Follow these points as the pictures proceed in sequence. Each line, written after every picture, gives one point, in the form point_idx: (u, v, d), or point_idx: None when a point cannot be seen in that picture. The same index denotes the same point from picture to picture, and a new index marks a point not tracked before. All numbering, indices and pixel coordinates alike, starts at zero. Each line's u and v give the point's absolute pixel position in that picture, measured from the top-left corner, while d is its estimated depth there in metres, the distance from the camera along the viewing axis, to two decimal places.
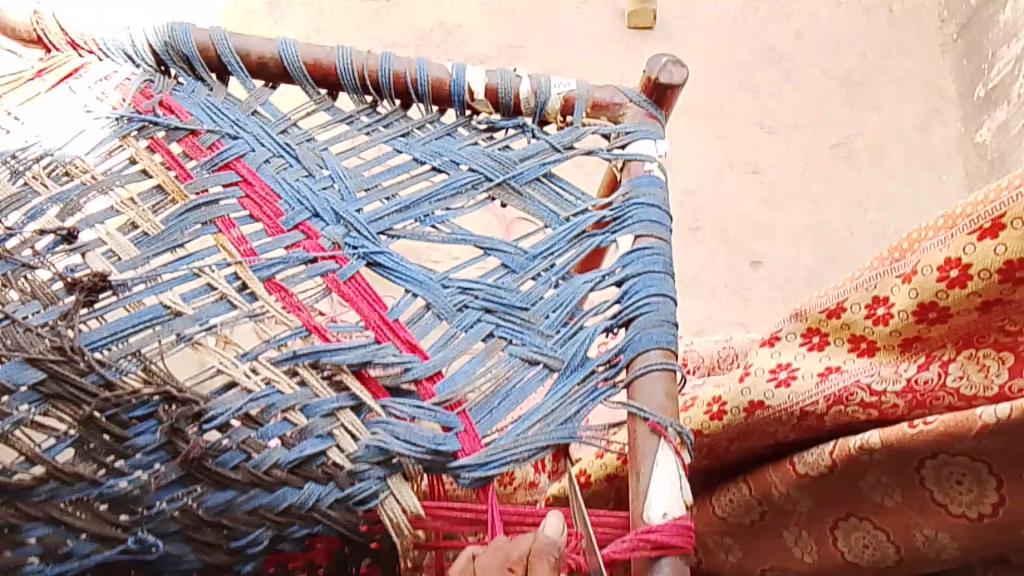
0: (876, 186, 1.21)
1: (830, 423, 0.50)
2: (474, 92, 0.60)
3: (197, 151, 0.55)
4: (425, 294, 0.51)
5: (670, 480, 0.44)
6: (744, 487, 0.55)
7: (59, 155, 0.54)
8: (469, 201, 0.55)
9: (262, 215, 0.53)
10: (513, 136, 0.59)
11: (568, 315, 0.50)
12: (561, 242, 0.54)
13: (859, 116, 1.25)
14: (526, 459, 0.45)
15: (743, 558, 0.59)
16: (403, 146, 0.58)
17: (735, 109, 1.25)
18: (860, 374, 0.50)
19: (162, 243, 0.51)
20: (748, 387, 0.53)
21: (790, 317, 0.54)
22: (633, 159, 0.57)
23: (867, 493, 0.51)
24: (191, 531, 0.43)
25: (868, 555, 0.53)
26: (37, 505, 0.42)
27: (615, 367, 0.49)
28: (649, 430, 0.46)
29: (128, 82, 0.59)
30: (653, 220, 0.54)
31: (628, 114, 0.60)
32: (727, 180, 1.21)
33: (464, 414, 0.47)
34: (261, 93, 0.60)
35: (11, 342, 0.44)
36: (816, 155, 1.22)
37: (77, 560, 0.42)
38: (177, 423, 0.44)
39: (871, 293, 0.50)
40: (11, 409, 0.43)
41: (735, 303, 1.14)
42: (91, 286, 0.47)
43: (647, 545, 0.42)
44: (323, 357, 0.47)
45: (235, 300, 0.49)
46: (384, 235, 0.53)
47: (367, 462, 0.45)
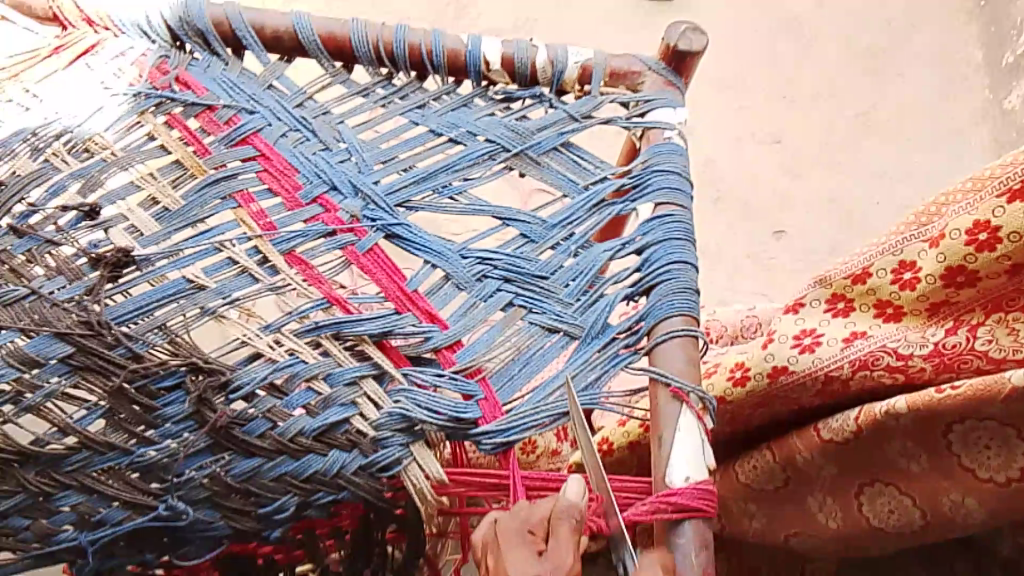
0: (903, 153, 1.19)
1: (856, 388, 0.50)
2: (490, 61, 0.59)
3: (214, 127, 0.55)
4: (445, 264, 0.51)
5: (693, 446, 0.44)
6: (768, 454, 0.55)
7: (79, 132, 0.54)
8: (487, 171, 0.55)
9: (281, 188, 0.53)
10: (530, 106, 0.59)
11: (588, 283, 0.50)
12: (579, 210, 0.53)
13: (884, 85, 1.23)
14: (549, 424, 0.45)
15: (767, 524, 0.59)
16: (420, 117, 0.57)
17: (758, 78, 1.23)
18: (886, 339, 0.49)
19: (184, 219, 0.51)
20: (771, 353, 0.52)
21: (813, 283, 0.53)
22: (653, 128, 0.57)
23: (893, 460, 0.51)
24: (219, 498, 0.44)
25: (892, 519, 0.53)
26: (69, 474, 0.44)
27: (636, 334, 0.48)
28: (670, 395, 0.46)
29: (144, 59, 0.59)
30: (673, 188, 0.54)
31: (646, 83, 0.59)
32: (750, 151, 1.19)
33: (484, 382, 0.47)
34: (277, 67, 0.59)
35: (39, 317, 0.45)
36: (841, 124, 1.20)
37: (109, 527, 0.44)
38: (204, 393, 0.44)
39: (898, 258, 0.49)
40: (41, 381, 0.44)
41: (762, 274, 1.12)
42: (115, 262, 0.48)
43: (669, 507, 0.42)
44: (345, 329, 0.47)
45: (256, 274, 0.49)
46: (402, 207, 0.53)
47: (389, 429, 0.45)
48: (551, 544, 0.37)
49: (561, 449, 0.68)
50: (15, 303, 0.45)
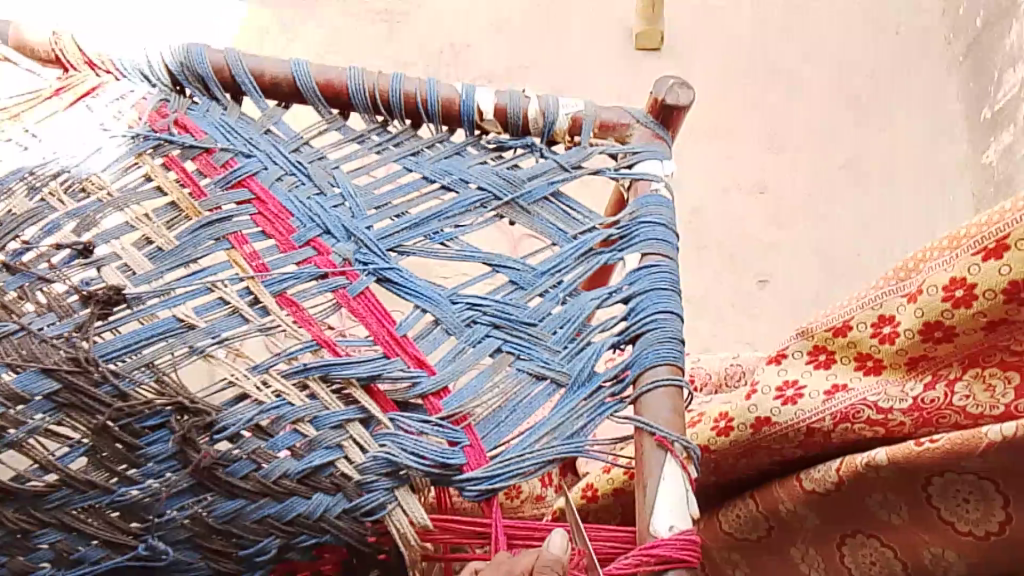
0: (882, 207, 1.22)
1: (837, 440, 0.51)
2: (483, 112, 0.60)
3: (210, 169, 0.56)
4: (435, 309, 0.51)
5: (677, 493, 0.44)
6: (751, 503, 0.56)
7: (76, 172, 0.54)
8: (478, 218, 0.56)
9: (275, 232, 0.53)
10: (521, 155, 0.60)
11: (575, 330, 0.51)
12: (568, 259, 0.54)
13: (867, 137, 1.26)
14: (534, 471, 0.46)
15: (751, 574, 0.60)
16: (414, 164, 0.59)
17: (743, 130, 1.26)
18: (866, 392, 0.50)
19: (176, 258, 0.51)
20: (755, 404, 0.53)
21: (796, 334, 0.54)
22: (640, 179, 0.58)
23: (875, 510, 0.52)
24: (201, 539, 0.45)
25: (874, 572, 0.54)
26: (49, 512, 0.44)
27: (622, 383, 0.49)
28: (655, 444, 0.46)
29: (144, 102, 0.60)
30: (659, 238, 0.55)
31: (635, 135, 0.61)
32: (735, 202, 1.21)
33: (470, 428, 0.47)
34: (275, 113, 0.60)
35: (27, 352, 0.45)
36: (824, 174, 1.23)
37: (88, 564, 0.45)
38: (188, 433, 0.45)
39: (877, 312, 0.50)
40: (26, 417, 0.44)
41: (744, 320, 1.14)
42: (106, 300, 0.48)
43: (651, 560, 0.42)
44: (332, 371, 0.47)
45: (247, 314, 0.49)
46: (394, 251, 0.54)
47: (374, 473, 0.46)
48: None
49: (545, 494, 0.70)
50: (5, 338, 0.45)
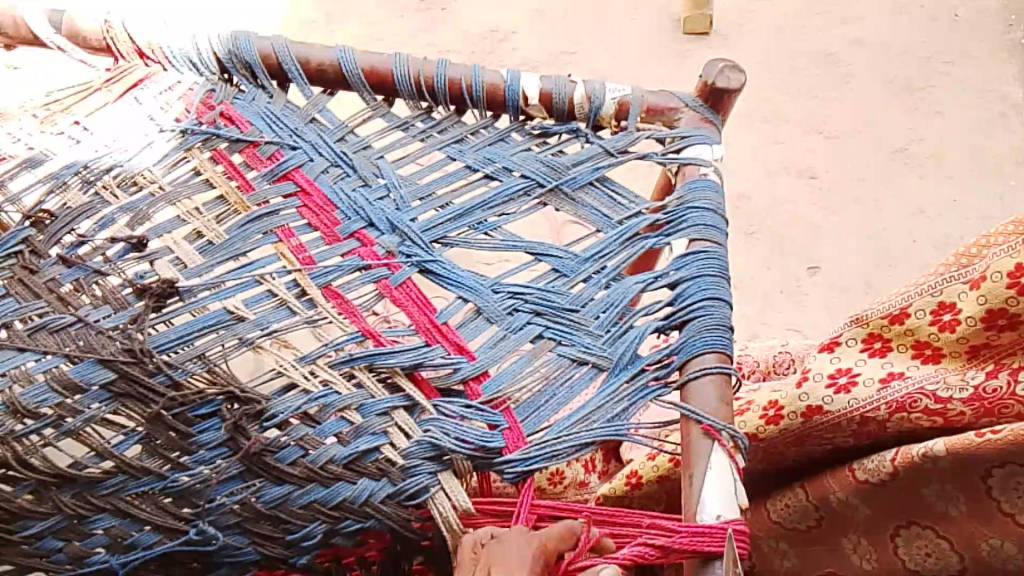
0: (938, 194, 1.17)
1: (893, 430, 0.50)
2: (528, 97, 0.59)
3: (257, 162, 0.56)
4: (476, 299, 0.51)
5: (725, 483, 0.44)
6: (801, 493, 0.55)
7: (128, 167, 0.55)
8: (521, 206, 0.55)
9: (320, 223, 0.53)
10: (566, 141, 0.59)
11: (618, 315, 0.50)
12: (612, 244, 0.53)
13: (923, 121, 1.22)
14: (568, 455, 0.46)
15: (800, 566, 0.59)
16: (457, 152, 0.58)
17: (790, 114, 1.23)
18: (923, 380, 0.48)
19: (225, 252, 0.52)
20: (806, 392, 0.51)
21: (849, 322, 0.53)
22: (689, 164, 0.57)
23: (931, 501, 0.50)
24: (250, 524, 0.45)
25: (929, 564, 0.52)
26: (105, 497, 0.45)
27: (666, 368, 0.48)
28: (702, 433, 0.45)
29: (191, 93, 0.60)
30: (707, 224, 0.54)
31: (682, 120, 0.59)
32: (783, 185, 1.19)
33: (509, 411, 0.47)
34: (319, 100, 0.60)
35: (84, 343, 0.46)
36: (875, 159, 1.20)
37: (140, 550, 0.45)
38: (239, 421, 0.45)
39: (936, 299, 0.49)
40: (83, 406, 0.45)
41: (792, 306, 1.11)
42: (160, 292, 0.49)
43: (709, 541, 0.42)
44: (378, 361, 0.48)
45: (294, 307, 0.50)
46: (438, 243, 0.53)
47: (418, 457, 0.46)
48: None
49: (588, 481, 0.72)
50: (62, 330, 0.47)
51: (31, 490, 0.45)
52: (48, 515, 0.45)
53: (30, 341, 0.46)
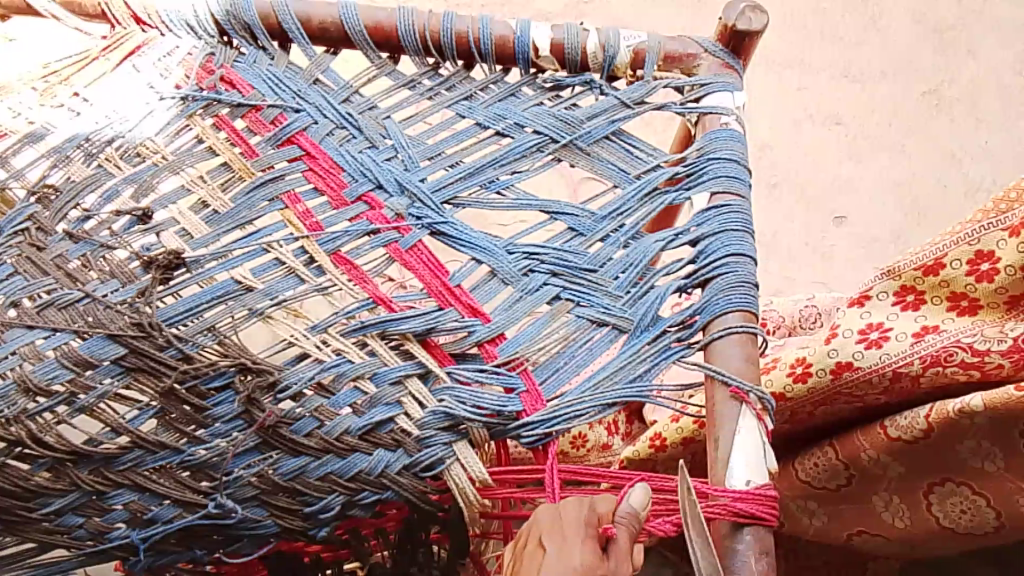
0: (969, 137, 1.14)
1: (927, 385, 0.48)
2: (539, 48, 0.57)
3: (261, 126, 0.54)
4: (491, 260, 0.49)
5: (755, 447, 0.42)
6: (830, 451, 0.54)
7: (131, 137, 0.53)
8: (535, 163, 0.53)
9: (327, 186, 0.52)
10: (580, 94, 0.56)
11: (638, 275, 0.48)
12: (630, 201, 0.51)
13: (952, 61, 1.19)
14: (595, 415, 0.44)
15: (829, 522, 0.59)
16: (466, 110, 0.56)
17: (814, 61, 1.20)
18: (960, 333, 0.47)
19: (232, 221, 0.50)
20: (835, 348, 0.49)
21: (880, 274, 0.50)
22: (708, 113, 0.55)
23: (966, 457, 0.49)
24: (267, 496, 0.44)
25: (964, 519, 0.52)
26: (123, 472, 0.43)
27: (690, 329, 0.46)
28: (729, 395, 0.44)
29: (192, 58, 0.58)
30: (729, 176, 0.52)
31: (702, 66, 0.57)
32: (809, 133, 1.16)
33: (526, 373, 0.46)
34: (323, 60, 0.58)
35: (94, 319, 0.45)
36: (904, 103, 1.17)
37: (161, 524, 0.44)
38: (252, 393, 0.44)
39: (973, 248, 0.47)
40: (95, 382, 0.44)
41: (818, 261, 1.08)
42: (166, 264, 0.47)
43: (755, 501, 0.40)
44: (390, 327, 0.47)
45: (304, 275, 0.48)
46: (449, 203, 0.52)
47: (432, 428, 0.45)
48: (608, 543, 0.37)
49: (611, 443, 0.72)
50: (71, 306, 0.45)
51: (48, 468, 0.43)
52: (66, 492, 0.43)
53: (38, 318, 0.45)
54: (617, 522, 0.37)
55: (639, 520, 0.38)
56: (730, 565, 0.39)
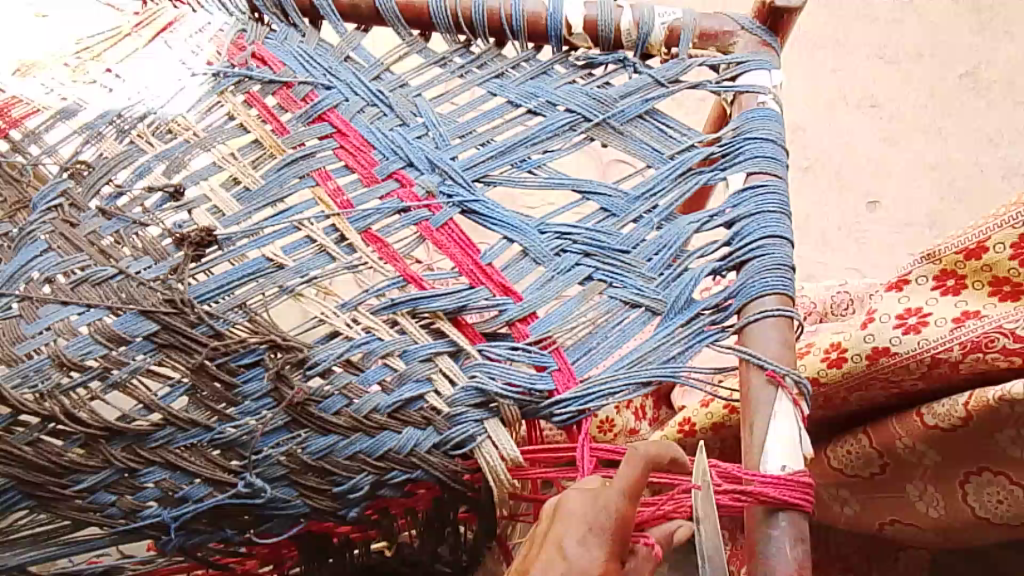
0: (1009, 120, 1.11)
1: (966, 371, 0.47)
2: (573, 25, 0.56)
3: (292, 104, 0.54)
4: (521, 239, 0.49)
5: (790, 431, 0.41)
6: (864, 438, 0.53)
7: (162, 114, 0.53)
8: (567, 142, 0.52)
9: (357, 165, 0.52)
10: (613, 72, 0.56)
11: (672, 257, 0.48)
12: (664, 181, 0.50)
13: (991, 42, 1.16)
14: (629, 393, 0.44)
15: (861, 511, 0.58)
16: (497, 88, 0.55)
17: (852, 40, 1.19)
18: (1002, 319, 0.45)
19: (263, 198, 0.50)
20: (872, 334, 0.49)
21: (920, 258, 0.50)
22: (745, 92, 0.54)
23: (1005, 446, 0.48)
24: (297, 476, 0.44)
25: (1001, 510, 0.51)
26: (153, 450, 0.44)
27: (724, 312, 0.46)
28: (765, 379, 0.43)
29: (222, 34, 0.58)
30: (766, 156, 0.51)
31: (738, 44, 0.56)
32: (842, 115, 1.14)
33: (558, 352, 0.45)
34: (354, 38, 0.57)
35: (126, 295, 0.45)
36: (942, 85, 1.14)
37: (191, 503, 0.44)
38: (282, 369, 0.44)
39: (1017, 232, 0.46)
40: (127, 358, 0.44)
41: (851, 246, 1.06)
42: (198, 240, 0.47)
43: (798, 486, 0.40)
44: (421, 304, 0.46)
45: (334, 253, 0.48)
46: (480, 182, 0.51)
47: (464, 405, 0.44)
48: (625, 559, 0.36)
49: (638, 429, 0.72)
50: (104, 282, 0.46)
51: (81, 444, 0.43)
52: (99, 469, 0.43)
53: (72, 295, 0.45)
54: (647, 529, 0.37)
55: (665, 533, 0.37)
56: (765, 550, 0.39)
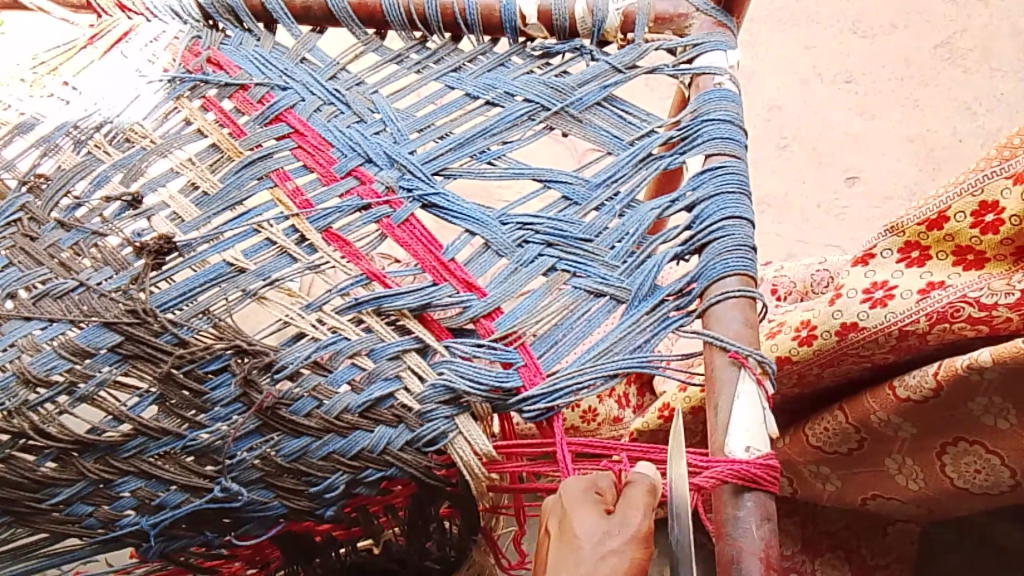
0: (985, 88, 1.11)
1: (934, 342, 0.47)
2: (526, 16, 0.56)
3: (248, 106, 0.54)
4: (484, 232, 0.49)
5: (755, 414, 0.41)
6: (840, 415, 0.53)
7: (119, 122, 0.53)
8: (526, 132, 0.52)
9: (316, 164, 0.51)
10: (570, 61, 0.56)
11: (635, 244, 0.48)
12: (625, 167, 0.50)
13: (964, 11, 1.16)
14: (602, 384, 0.44)
15: (842, 486, 0.59)
16: (455, 81, 0.55)
17: (822, 17, 1.19)
18: (966, 288, 0.45)
19: (223, 201, 0.50)
20: (840, 309, 0.49)
21: (884, 231, 0.49)
22: (701, 74, 0.54)
23: (978, 415, 0.48)
24: (272, 478, 0.43)
25: (979, 479, 0.52)
26: (127, 460, 0.43)
27: (688, 296, 0.45)
28: (729, 360, 0.43)
29: (177, 41, 0.57)
30: (724, 137, 0.51)
31: (695, 25, 0.56)
32: (817, 90, 1.14)
33: (524, 348, 0.45)
34: (309, 39, 0.57)
35: (88, 308, 0.44)
36: (915, 57, 1.15)
37: (168, 510, 0.43)
38: (249, 375, 0.43)
39: (977, 199, 0.45)
40: (93, 370, 0.43)
41: (832, 222, 1.06)
42: (157, 249, 0.46)
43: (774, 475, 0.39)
44: (385, 303, 0.46)
45: (296, 253, 0.48)
46: (440, 174, 0.51)
47: (433, 401, 0.44)
48: (621, 503, 0.37)
49: (622, 417, 0.72)
50: (66, 296, 0.45)
51: (54, 459, 0.43)
52: (73, 482, 0.43)
53: (34, 309, 0.44)
54: (633, 482, 0.38)
55: (650, 477, 0.38)
56: (731, 532, 0.38)
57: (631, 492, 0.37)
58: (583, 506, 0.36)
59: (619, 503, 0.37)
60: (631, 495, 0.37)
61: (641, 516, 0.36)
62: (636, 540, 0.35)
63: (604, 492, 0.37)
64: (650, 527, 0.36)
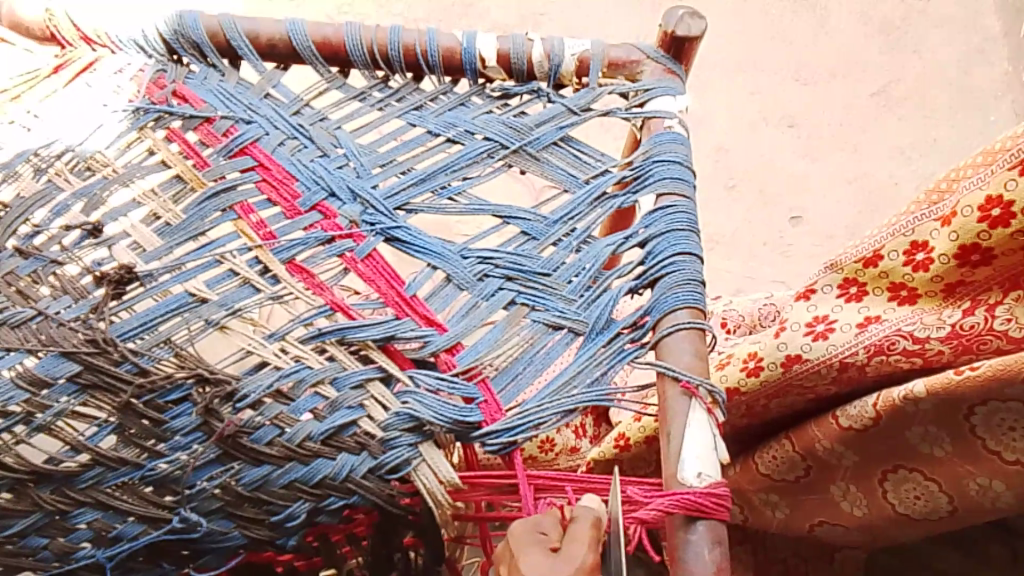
0: (921, 132, 1.17)
1: (872, 373, 0.49)
2: (486, 59, 0.58)
3: (212, 139, 0.55)
4: (446, 266, 0.50)
5: (703, 439, 0.43)
6: (786, 443, 0.55)
7: (81, 151, 0.54)
8: (485, 169, 0.54)
9: (280, 197, 0.52)
10: (528, 102, 0.58)
11: (590, 279, 0.49)
12: (581, 205, 0.52)
13: (900, 59, 1.23)
14: (552, 422, 0.45)
15: (791, 514, 0.61)
16: (417, 118, 0.57)
17: (768, 62, 1.24)
18: (900, 322, 0.48)
19: (185, 232, 0.50)
20: (784, 342, 0.51)
21: (825, 268, 0.52)
22: (653, 116, 0.56)
23: (916, 443, 0.50)
24: (232, 508, 0.44)
25: (919, 505, 0.54)
26: (84, 491, 0.43)
27: (641, 329, 0.48)
28: (679, 390, 0.44)
29: (143, 73, 0.58)
30: (674, 177, 0.53)
31: (646, 71, 0.59)
32: (765, 132, 1.18)
33: (485, 384, 0.46)
34: (274, 75, 0.59)
35: (46, 337, 0.45)
36: (858, 101, 1.20)
37: (126, 541, 0.43)
38: (211, 404, 0.44)
39: (909, 239, 0.47)
40: (51, 401, 0.43)
41: (776, 260, 1.10)
42: (119, 279, 0.47)
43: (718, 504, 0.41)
44: (348, 334, 0.47)
45: (258, 283, 0.49)
46: (402, 209, 0.52)
47: (396, 430, 0.45)
48: (566, 541, 0.38)
49: (579, 446, 0.74)
50: (24, 325, 0.45)
51: (8, 490, 0.43)
52: (28, 513, 0.43)
53: None
54: (575, 517, 0.39)
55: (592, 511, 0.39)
56: (683, 556, 0.40)
57: (575, 527, 0.39)
58: (530, 548, 0.38)
59: (565, 540, 0.38)
60: (575, 531, 0.38)
61: (586, 549, 0.37)
62: (584, 573, 0.37)
63: (549, 532, 0.39)
64: (596, 559, 0.38)
